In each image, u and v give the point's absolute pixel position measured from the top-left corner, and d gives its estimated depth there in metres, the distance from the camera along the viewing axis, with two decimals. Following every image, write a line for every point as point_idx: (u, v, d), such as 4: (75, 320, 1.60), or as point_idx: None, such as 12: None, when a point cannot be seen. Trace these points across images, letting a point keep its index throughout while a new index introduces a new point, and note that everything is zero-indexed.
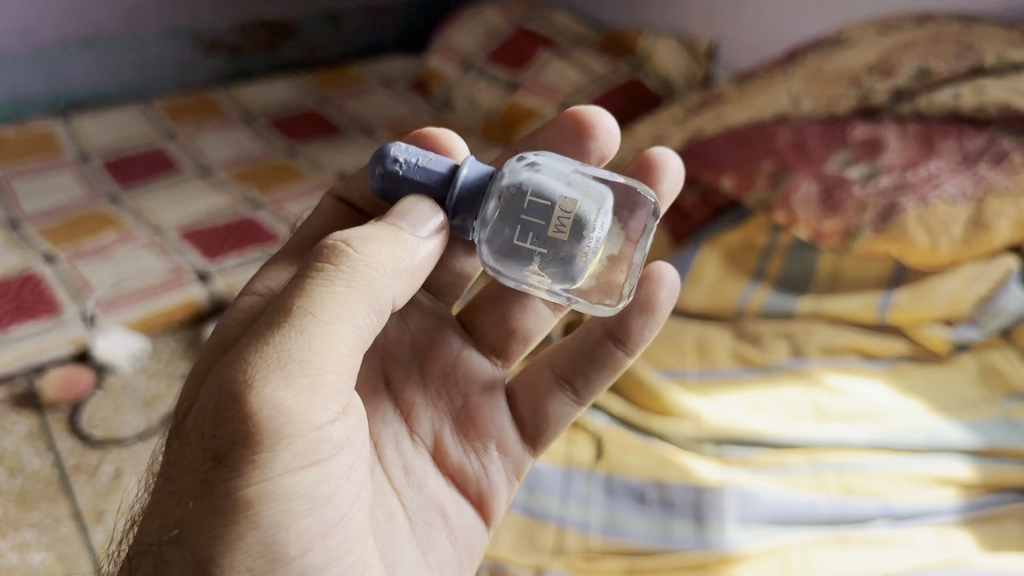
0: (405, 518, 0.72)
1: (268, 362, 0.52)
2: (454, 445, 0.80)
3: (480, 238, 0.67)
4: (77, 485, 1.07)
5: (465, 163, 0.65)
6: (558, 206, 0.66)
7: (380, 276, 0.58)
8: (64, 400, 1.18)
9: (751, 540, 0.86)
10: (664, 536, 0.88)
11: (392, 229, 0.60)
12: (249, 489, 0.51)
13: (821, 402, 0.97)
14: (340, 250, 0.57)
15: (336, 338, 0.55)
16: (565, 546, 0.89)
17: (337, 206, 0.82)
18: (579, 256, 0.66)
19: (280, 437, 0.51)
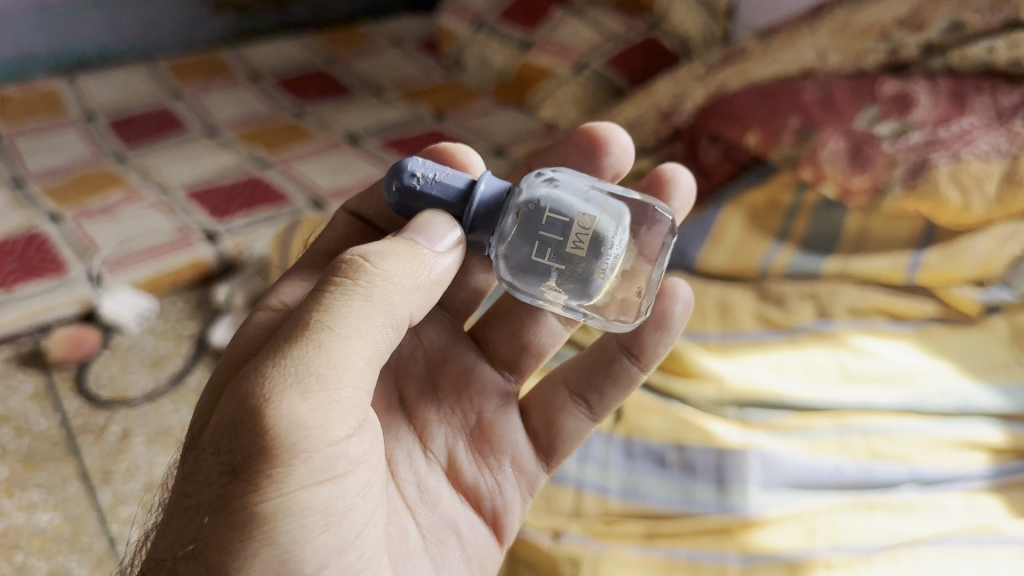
0: (418, 537, 0.69)
1: (285, 377, 0.50)
2: (467, 461, 0.77)
3: (496, 253, 0.65)
4: (84, 445, 1.05)
5: (482, 178, 0.63)
6: (576, 222, 0.64)
7: (398, 291, 0.56)
8: (71, 359, 1.16)
9: (776, 504, 0.83)
10: (685, 499, 0.85)
11: (408, 244, 0.58)
12: (264, 504, 0.48)
13: (847, 363, 0.94)
14: (358, 266, 0.56)
15: (354, 354, 0.53)
16: (583, 509, 0.87)
17: (351, 223, 0.78)
18: (598, 274, 0.64)
19: (296, 451, 0.49)
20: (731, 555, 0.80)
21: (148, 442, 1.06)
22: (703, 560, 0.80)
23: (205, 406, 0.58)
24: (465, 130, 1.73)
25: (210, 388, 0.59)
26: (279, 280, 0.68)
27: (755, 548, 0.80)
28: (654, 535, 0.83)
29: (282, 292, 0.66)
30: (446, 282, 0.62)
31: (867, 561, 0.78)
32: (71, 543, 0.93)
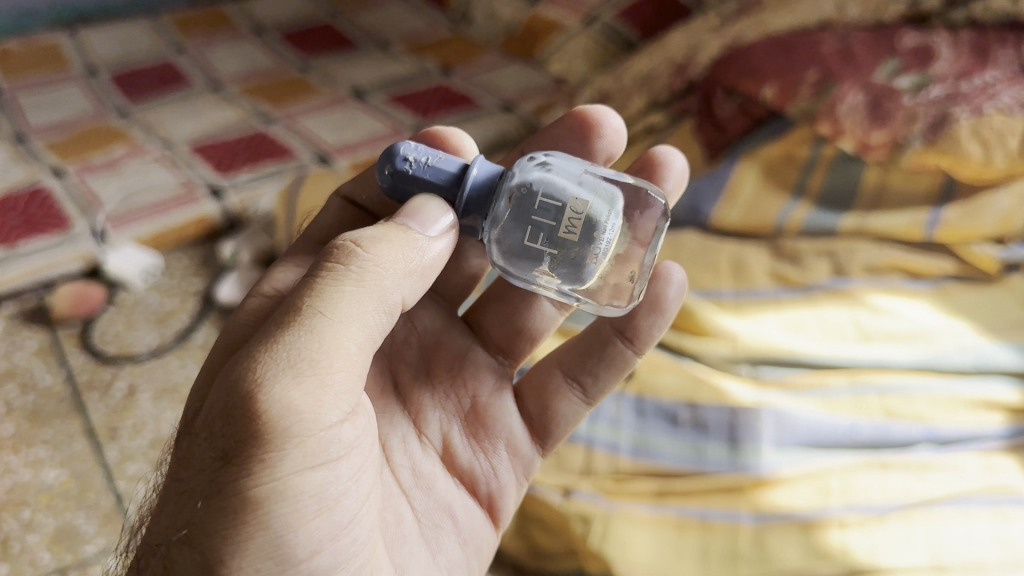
0: (413, 521, 0.66)
1: (277, 362, 0.48)
2: (462, 445, 0.74)
3: (489, 238, 0.62)
4: (90, 401, 1.04)
5: (473, 162, 0.60)
6: (569, 206, 0.60)
7: (390, 276, 0.54)
8: (76, 315, 1.15)
9: (790, 463, 0.82)
10: (696, 458, 0.84)
11: (401, 229, 0.56)
12: (257, 489, 0.47)
13: (862, 321, 0.92)
14: (349, 251, 0.53)
15: (347, 340, 0.51)
16: (594, 467, 0.87)
17: (344, 209, 0.75)
18: (590, 260, 0.61)
19: (289, 436, 0.47)
20: (743, 513, 0.80)
21: (154, 399, 1.05)
22: (715, 519, 0.81)
23: (196, 391, 0.56)
24: (473, 85, 1.70)
25: (206, 372, 0.57)
26: (274, 265, 0.66)
27: (768, 508, 0.80)
28: (665, 493, 0.83)
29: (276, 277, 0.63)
30: (439, 266, 0.59)
31: (881, 521, 0.78)
32: (78, 499, 0.92)
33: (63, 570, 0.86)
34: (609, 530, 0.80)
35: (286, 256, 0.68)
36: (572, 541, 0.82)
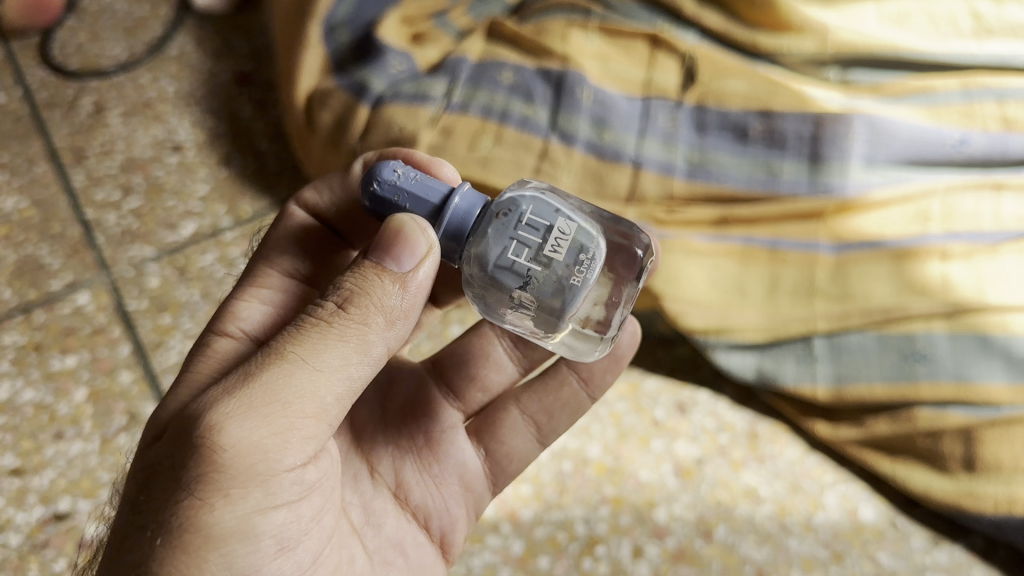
0: (364, 556, 0.48)
1: (248, 400, 0.38)
2: (416, 474, 0.55)
3: (465, 257, 0.43)
4: (52, 122, 0.85)
5: (460, 188, 0.43)
6: (557, 227, 0.43)
7: (377, 328, 0.41)
8: (32, 27, 0.91)
9: (881, 183, 0.67)
10: (768, 180, 0.67)
11: (373, 275, 0.41)
12: (219, 527, 0.36)
13: (981, 10, 0.74)
14: (328, 300, 0.41)
15: (333, 389, 0.40)
16: (642, 192, 0.68)
17: (307, 225, 0.56)
18: (579, 293, 0.43)
19: (255, 475, 0.37)
20: (822, 243, 0.66)
21: (124, 118, 0.86)
22: (788, 249, 0.66)
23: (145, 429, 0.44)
24: None
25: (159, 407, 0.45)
26: (235, 292, 0.50)
27: (850, 235, 0.66)
28: (728, 220, 0.67)
29: (241, 315, 0.48)
30: (410, 319, 0.43)
31: (992, 253, 0.64)
32: (41, 230, 0.78)
33: (27, 309, 0.73)
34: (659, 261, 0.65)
35: (243, 283, 0.51)
36: None
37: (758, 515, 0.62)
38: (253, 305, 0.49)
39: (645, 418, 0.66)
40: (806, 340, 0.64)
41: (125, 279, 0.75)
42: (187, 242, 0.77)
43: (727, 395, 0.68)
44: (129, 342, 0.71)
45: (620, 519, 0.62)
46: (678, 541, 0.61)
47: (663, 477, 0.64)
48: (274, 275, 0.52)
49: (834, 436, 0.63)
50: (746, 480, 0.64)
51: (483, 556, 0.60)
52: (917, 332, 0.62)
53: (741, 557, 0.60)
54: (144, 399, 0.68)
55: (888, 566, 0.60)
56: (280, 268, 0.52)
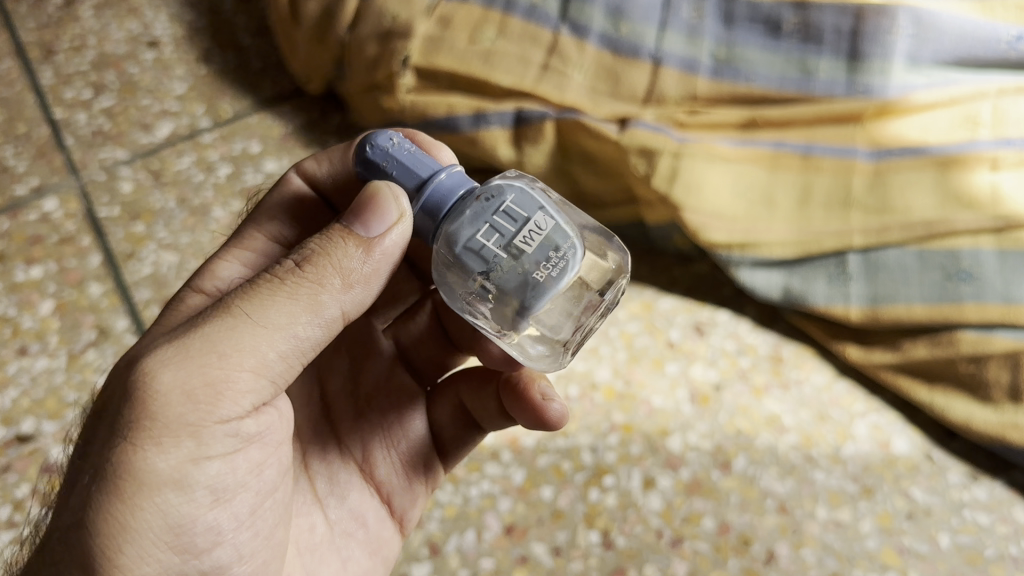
0: (324, 526, 0.47)
1: (186, 348, 0.35)
2: (380, 451, 0.50)
3: (438, 239, 0.38)
4: (18, 14, 0.78)
5: (449, 167, 0.39)
6: (532, 221, 0.37)
7: (333, 288, 0.37)
8: None
9: (926, 85, 0.59)
10: (802, 79, 0.61)
11: (337, 236, 0.38)
12: (146, 474, 0.34)
13: None
14: (287, 264, 0.37)
15: (280, 343, 0.36)
16: (661, 92, 0.61)
17: (304, 196, 0.50)
18: (540, 296, 0.37)
19: (185, 424, 0.35)
20: (860, 149, 0.59)
21: (97, 11, 0.79)
22: (823, 155, 0.59)
23: None
24: None
25: None
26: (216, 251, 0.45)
27: (890, 141, 0.59)
28: (756, 123, 0.61)
29: (219, 276, 0.43)
30: (375, 284, 0.39)
31: None
32: (5, 130, 0.72)
33: None
34: (679, 167, 0.58)
35: (225, 246, 0.46)
36: (628, 178, 0.60)
37: (781, 446, 0.57)
38: (234, 268, 0.44)
39: (659, 340, 0.61)
40: (840, 255, 0.58)
41: (96, 184, 0.69)
42: (162, 144, 0.71)
43: (750, 316, 0.62)
44: (99, 251, 0.65)
45: (630, 448, 0.56)
46: (694, 472, 0.55)
47: (678, 404, 0.58)
48: (261, 239, 0.47)
49: (865, 360, 0.58)
50: (769, 408, 0.58)
51: (481, 487, 0.55)
52: (962, 249, 0.55)
53: (762, 491, 0.55)
54: (114, 314, 0.63)
55: (921, 503, 0.55)
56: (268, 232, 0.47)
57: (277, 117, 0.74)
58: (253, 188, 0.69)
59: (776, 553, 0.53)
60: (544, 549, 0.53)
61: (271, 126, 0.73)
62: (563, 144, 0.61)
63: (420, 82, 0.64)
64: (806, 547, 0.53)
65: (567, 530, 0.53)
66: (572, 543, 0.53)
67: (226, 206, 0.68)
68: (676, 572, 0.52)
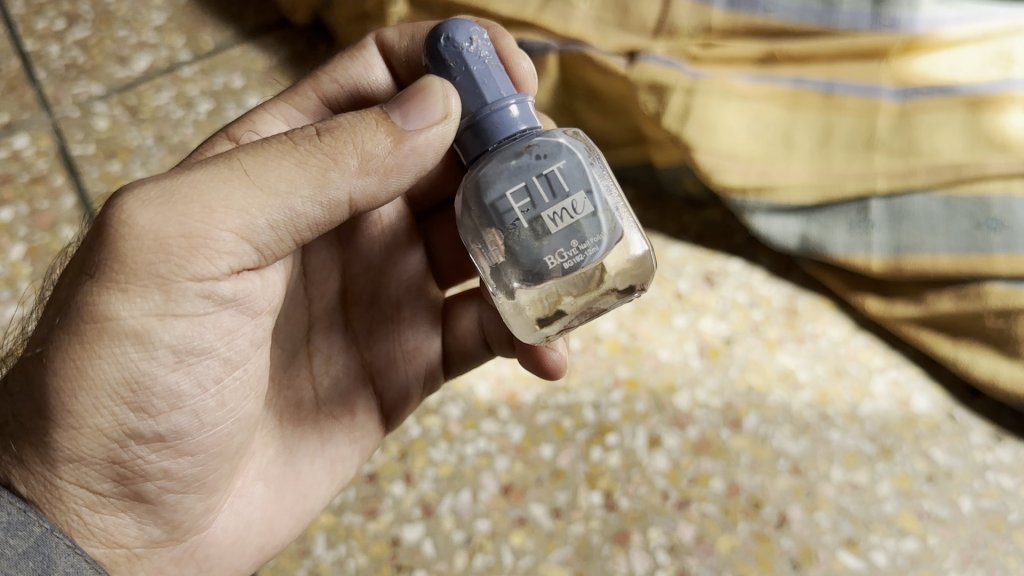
0: (312, 403, 0.46)
1: (172, 191, 0.32)
2: (383, 354, 0.48)
3: (468, 180, 0.35)
4: None
5: (524, 99, 0.36)
6: (572, 202, 0.35)
7: (342, 165, 0.33)
8: None
9: (957, 18, 0.54)
10: (825, 12, 0.55)
11: (371, 118, 0.34)
12: (106, 318, 0.32)
13: None
14: (310, 131, 0.34)
15: (278, 210, 0.33)
16: (672, 24, 0.57)
17: (371, 70, 0.46)
18: (542, 275, 0.35)
19: (153, 276, 0.32)
20: (884, 88, 0.54)
21: None
22: (845, 94, 0.55)
23: None
24: None
25: None
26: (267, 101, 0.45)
27: (917, 79, 0.54)
28: (775, 58, 0.56)
29: (256, 129, 0.43)
30: (394, 179, 0.35)
31: None
32: None
33: None
34: (692, 105, 0.54)
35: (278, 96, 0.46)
36: (637, 115, 0.56)
37: (794, 403, 0.54)
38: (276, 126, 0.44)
39: (667, 291, 0.58)
40: (862, 201, 0.54)
41: (69, 120, 0.64)
42: (140, 78, 0.67)
43: (763, 266, 0.59)
44: (73, 192, 0.61)
45: (635, 405, 0.53)
46: (702, 431, 0.52)
47: (686, 357, 0.55)
48: (313, 99, 0.45)
49: (887, 313, 0.55)
50: (783, 362, 0.55)
51: (477, 445, 0.52)
52: (992, 195, 0.51)
53: (775, 451, 0.52)
54: None
55: (943, 465, 0.52)
56: (321, 94, 0.45)
57: (261, 49, 0.69)
58: None
59: (788, 516, 0.50)
60: (543, 511, 0.50)
61: (254, 59, 0.69)
62: (567, 80, 0.58)
63: (412, 12, 0.61)
64: (820, 510, 0.50)
65: (568, 491, 0.50)
66: (572, 505, 0.50)
67: None
68: (682, 536, 0.49)
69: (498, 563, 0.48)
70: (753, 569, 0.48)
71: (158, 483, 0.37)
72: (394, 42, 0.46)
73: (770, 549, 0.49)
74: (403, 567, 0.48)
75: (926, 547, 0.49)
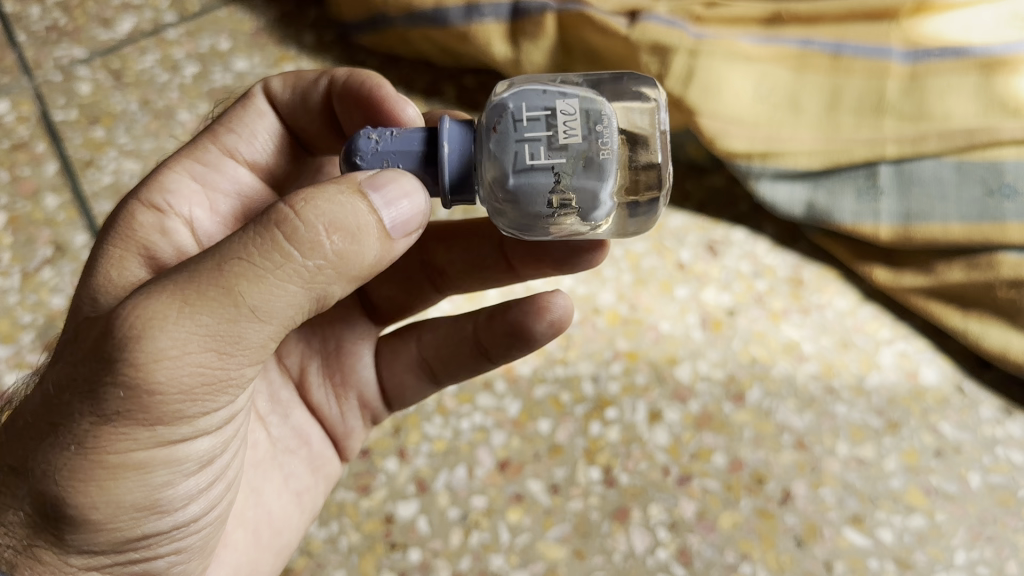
0: (266, 442, 0.44)
1: (185, 341, 0.29)
2: (316, 379, 0.46)
3: (490, 185, 0.32)
4: None
5: (443, 127, 0.32)
6: (560, 111, 0.31)
7: (346, 282, 0.31)
8: None
9: None
10: None
11: (361, 210, 0.29)
12: (129, 456, 0.31)
13: None
14: (311, 238, 0.29)
15: (283, 326, 0.31)
16: None
17: (266, 122, 0.44)
18: (610, 169, 0.31)
19: (175, 417, 0.31)
20: (894, 50, 0.52)
21: None
22: (854, 57, 0.53)
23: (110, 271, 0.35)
24: None
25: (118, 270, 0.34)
26: (167, 161, 0.41)
27: (929, 40, 0.52)
28: (781, 18, 0.54)
29: (168, 188, 0.40)
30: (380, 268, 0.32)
31: None
32: None
33: None
34: (696, 66, 0.53)
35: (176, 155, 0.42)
36: None
37: (799, 376, 0.52)
38: (185, 180, 0.41)
39: (669, 260, 0.56)
40: (870, 166, 0.52)
41: (51, 84, 0.62)
42: (124, 41, 0.65)
43: (767, 235, 0.57)
44: (56, 158, 0.59)
45: (635, 378, 0.52)
46: (704, 405, 0.51)
47: (688, 329, 0.53)
48: (213, 151, 0.43)
49: (894, 283, 0.53)
50: (787, 334, 0.53)
51: (472, 419, 0.50)
52: (1006, 161, 0.49)
53: (779, 425, 0.50)
54: (72, 228, 0.57)
55: (951, 439, 0.50)
56: (222, 145, 0.43)
57: (249, 9, 0.67)
58: (222, 89, 0.63)
59: (792, 492, 0.48)
60: (541, 487, 0.49)
61: (241, 20, 0.66)
62: (566, 42, 0.56)
63: None
64: (825, 486, 0.49)
65: (566, 467, 0.49)
66: (571, 481, 0.49)
67: (193, 109, 0.62)
68: (683, 512, 0.48)
69: (494, 540, 0.47)
70: (756, 547, 0.47)
71: (167, 559, 0.37)
72: (280, 94, 0.44)
73: (774, 526, 0.47)
74: (397, 544, 0.47)
75: (934, 524, 0.48)
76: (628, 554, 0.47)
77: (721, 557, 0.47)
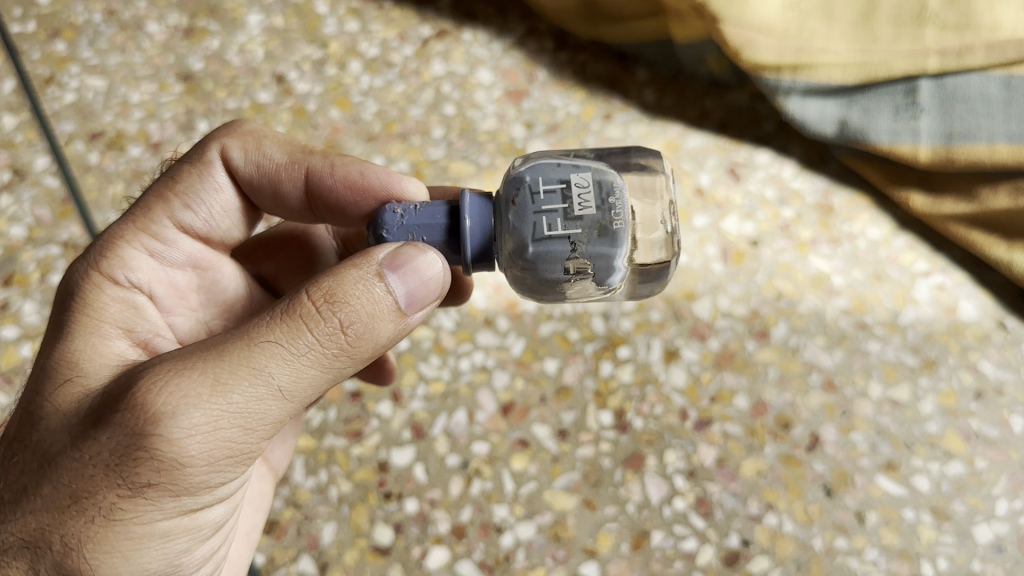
0: None
1: (217, 419, 0.28)
2: None
3: (507, 256, 0.30)
4: None
5: (465, 199, 0.31)
6: (576, 185, 0.29)
7: (359, 362, 0.31)
8: None
9: None
10: None
11: (378, 296, 0.30)
12: (150, 529, 0.30)
13: None
14: (335, 325, 0.29)
15: (299, 406, 0.31)
16: None
17: (223, 193, 0.39)
18: (625, 236, 0.29)
19: (201, 487, 0.30)
20: None
21: None
22: None
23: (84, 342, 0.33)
24: None
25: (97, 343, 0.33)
26: (120, 230, 0.37)
27: None
28: None
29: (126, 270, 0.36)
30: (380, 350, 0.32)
31: None
32: None
33: None
34: None
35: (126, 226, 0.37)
36: None
37: (829, 311, 0.48)
38: (141, 260, 0.37)
39: (686, 187, 0.51)
40: (909, 80, 0.47)
41: None
42: None
43: (794, 158, 0.52)
44: (13, 75, 0.54)
45: (649, 314, 0.47)
46: (724, 343, 0.47)
47: (707, 261, 0.49)
48: (168, 225, 0.38)
49: (934, 210, 0.49)
50: (816, 265, 0.49)
51: (473, 359, 0.46)
52: None
53: (806, 364, 0.46)
54: (32, 151, 0.52)
55: (992, 379, 0.46)
56: (177, 220, 0.38)
57: None
58: None
59: (821, 437, 0.45)
60: (548, 433, 0.45)
61: None
62: None
63: None
64: (856, 431, 0.45)
65: (575, 410, 0.45)
66: (580, 426, 0.45)
67: (163, 20, 0.56)
68: (703, 459, 0.44)
69: (497, 490, 0.43)
70: (782, 497, 0.43)
71: None
72: (241, 167, 0.38)
73: (801, 474, 0.44)
74: (392, 495, 0.43)
75: (974, 471, 0.44)
76: (643, 505, 0.43)
77: (744, 507, 0.43)
